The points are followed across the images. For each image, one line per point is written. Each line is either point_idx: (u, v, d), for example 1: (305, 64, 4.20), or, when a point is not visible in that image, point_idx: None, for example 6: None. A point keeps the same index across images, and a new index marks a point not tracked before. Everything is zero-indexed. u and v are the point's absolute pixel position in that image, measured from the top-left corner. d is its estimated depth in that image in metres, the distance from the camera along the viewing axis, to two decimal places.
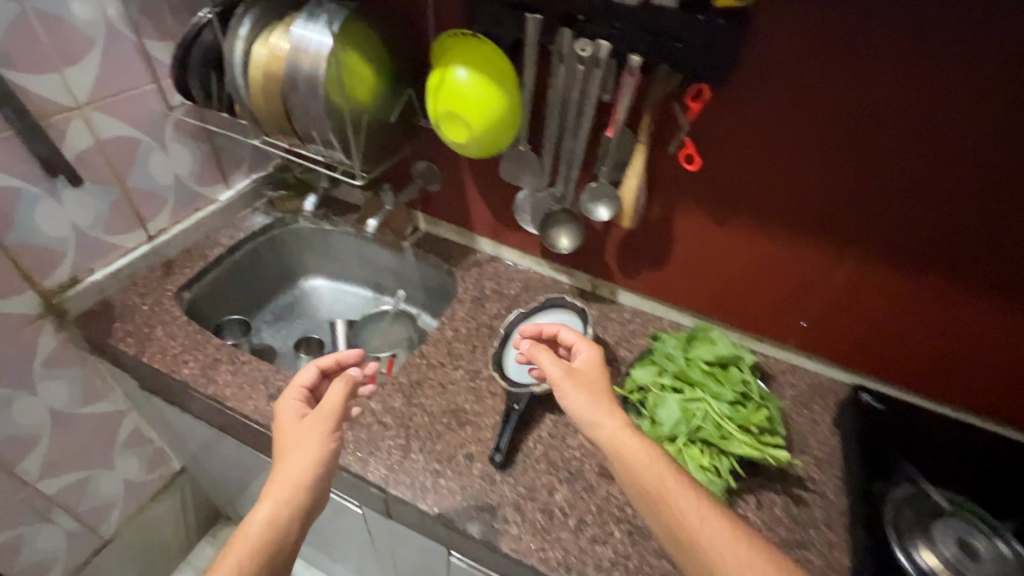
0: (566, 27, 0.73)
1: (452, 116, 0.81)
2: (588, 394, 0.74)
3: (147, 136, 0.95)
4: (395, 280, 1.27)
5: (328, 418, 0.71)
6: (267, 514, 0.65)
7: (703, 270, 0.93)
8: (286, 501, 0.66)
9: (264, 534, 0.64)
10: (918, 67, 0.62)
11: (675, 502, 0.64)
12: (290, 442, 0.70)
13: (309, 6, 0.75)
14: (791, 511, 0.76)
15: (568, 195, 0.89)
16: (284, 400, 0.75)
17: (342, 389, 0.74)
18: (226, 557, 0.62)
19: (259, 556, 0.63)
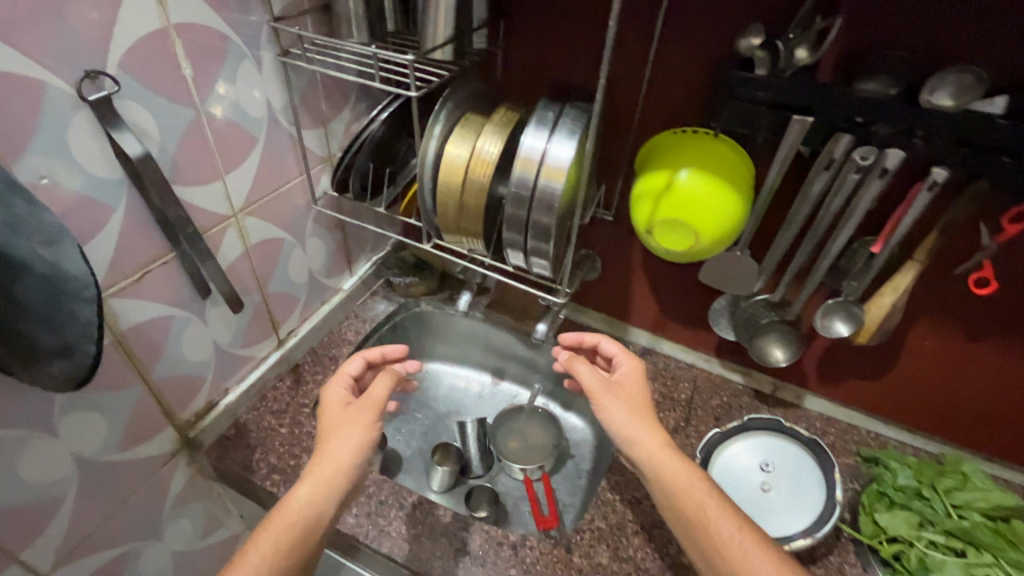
0: (844, 132, 0.61)
1: (674, 224, 0.69)
2: (633, 401, 0.70)
3: (290, 234, 0.82)
4: (521, 368, 1.12)
5: (372, 411, 0.67)
6: (308, 496, 0.61)
7: (932, 383, 0.79)
8: (328, 487, 0.61)
9: (302, 517, 0.60)
10: None
11: (714, 529, 0.59)
12: (329, 429, 0.66)
13: (544, 110, 0.62)
14: None
15: (790, 306, 0.77)
16: (328, 391, 0.71)
17: (388, 379, 0.70)
18: (264, 530, 0.58)
19: (295, 543, 0.58)
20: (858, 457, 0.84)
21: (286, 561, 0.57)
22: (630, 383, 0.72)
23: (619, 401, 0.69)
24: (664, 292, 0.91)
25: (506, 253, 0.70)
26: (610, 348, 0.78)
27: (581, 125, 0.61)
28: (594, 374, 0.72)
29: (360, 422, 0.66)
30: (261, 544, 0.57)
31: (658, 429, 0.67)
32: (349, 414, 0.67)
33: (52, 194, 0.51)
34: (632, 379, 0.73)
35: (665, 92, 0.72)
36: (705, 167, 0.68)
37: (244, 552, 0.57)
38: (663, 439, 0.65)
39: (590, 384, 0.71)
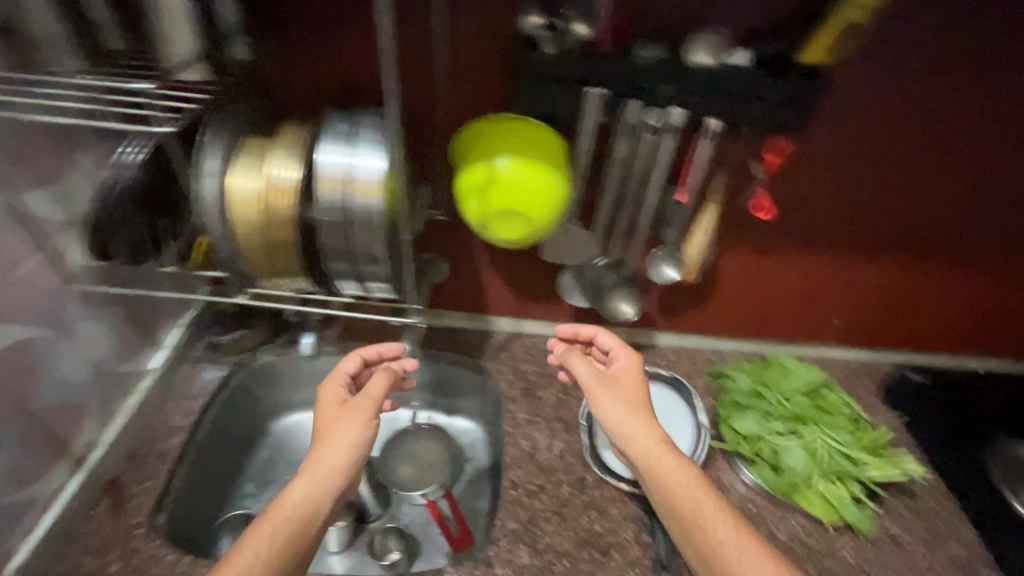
0: (633, 98, 0.65)
1: (508, 212, 0.68)
2: (631, 397, 0.69)
3: (45, 329, 0.64)
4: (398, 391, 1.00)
5: (370, 406, 0.65)
6: (304, 491, 0.59)
7: (749, 294, 0.90)
8: (325, 483, 0.60)
9: (297, 514, 0.57)
10: (964, 82, 0.66)
11: (712, 534, 0.59)
12: (325, 427, 0.64)
13: (337, 122, 0.55)
14: (909, 504, 0.79)
15: (625, 264, 0.82)
16: (325, 389, 0.69)
17: (386, 379, 0.69)
18: (259, 524, 0.56)
19: (291, 539, 0.55)
20: (710, 375, 0.93)
21: (281, 560, 0.54)
22: (625, 377, 0.72)
23: (615, 398, 0.69)
24: (514, 276, 0.91)
25: (338, 284, 0.63)
26: (608, 342, 0.77)
27: (383, 131, 0.55)
28: (589, 369, 0.72)
29: (356, 420, 0.64)
30: (257, 536, 0.55)
31: (656, 426, 0.67)
32: (347, 411, 0.65)
33: None
34: (630, 372, 0.72)
35: (463, 81, 0.69)
36: (521, 150, 0.67)
37: (235, 549, 0.53)
38: (663, 439, 0.65)
39: (587, 378, 0.71)
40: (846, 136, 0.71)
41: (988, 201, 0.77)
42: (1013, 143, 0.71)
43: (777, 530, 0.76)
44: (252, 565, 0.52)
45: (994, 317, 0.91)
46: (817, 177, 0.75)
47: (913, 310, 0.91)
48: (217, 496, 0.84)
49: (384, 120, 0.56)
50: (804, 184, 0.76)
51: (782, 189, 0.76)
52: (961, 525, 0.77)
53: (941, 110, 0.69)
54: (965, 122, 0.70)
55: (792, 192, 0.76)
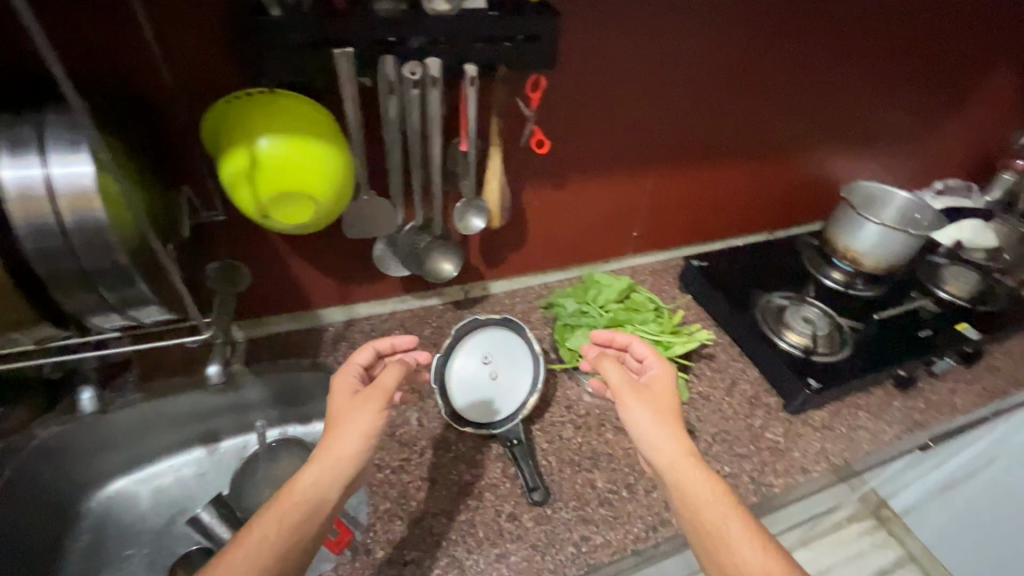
0: (386, 53, 0.62)
1: (283, 197, 0.63)
2: (665, 408, 0.67)
3: None
4: (235, 418, 0.90)
5: (380, 397, 0.63)
6: (313, 479, 0.58)
7: (555, 226, 0.98)
8: (333, 473, 0.59)
9: (308, 500, 0.57)
10: (668, 7, 0.77)
11: (735, 549, 0.57)
12: (337, 417, 0.63)
13: (10, 129, 0.45)
14: (711, 366, 0.96)
15: (433, 224, 0.83)
16: (339, 379, 0.68)
17: (397, 370, 0.67)
18: (270, 508, 0.56)
19: (301, 524, 0.56)
20: (542, 307, 1.00)
21: (290, 544, 0.54)
22: (657, 387, 0.69)
23: (646, 406, 0.67)
24: (327, 262, 0.86)
25: (90, 321, 0.53)
26: (642, 350, 0.74)
27: (82, 131, 0.45)
28: (622, 375, 0.69)
29: (368, 409, 0.62)
30: (265, 521, 0.55)
31: (688, 441, 0.65)
32: (357, 401, 0.63)
33: None
34: (663, 383, 0.70)
35: (191, 60, 0.61)
36: (278, 127, 0.61)
37: (248, 528, 0.55)
38: (696, 453, 0.63)
39: (620, 384, 0.69)
40: (591, 65, 0.79)
41: (716, 105, 0.92)
42: (717, 56, 0.86)
43: (619, 423, 0.87)
44: (255, 551, 0.53)
45: (742, 201, 1.12)
46: (579, 106, 0.82)
47: (687, 208, 1.07)
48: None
49: (77, 117, 0.46)
50: (569, 117, 0.83)
51: (554, 124, 0.82)
52: (748, 370, 0.96)
53: (660, 31, 0.79)
54: (678, 40, 0.81)
55: (561, 125, 0.83)
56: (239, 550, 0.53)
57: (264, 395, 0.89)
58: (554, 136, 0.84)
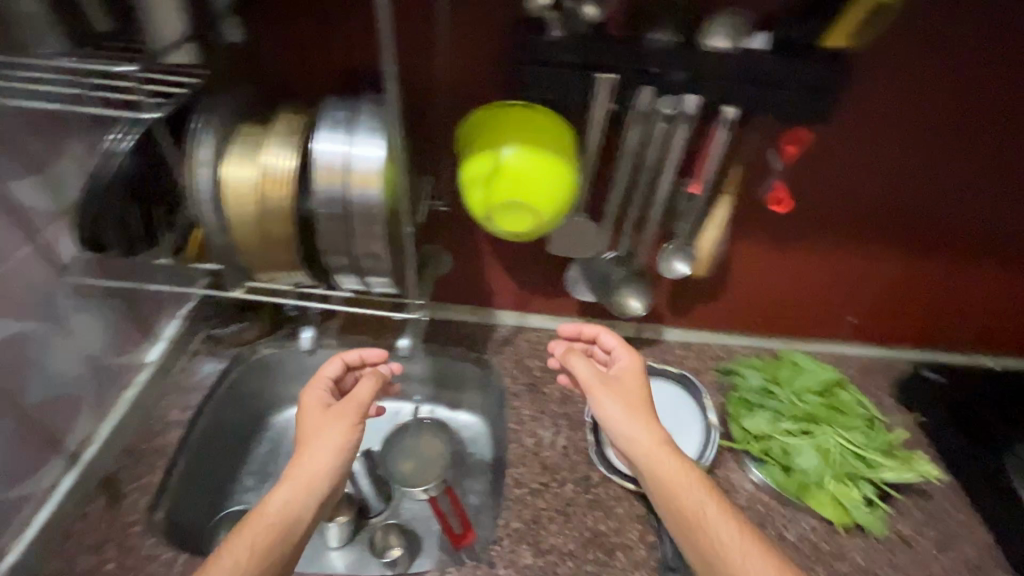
0: (646, 84, 0.61)
1: (513, 206, 0.66)
2: (635, 398, 0.67)
3: (37, 322, 0.62)
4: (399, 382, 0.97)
5: (355, 411, 0.65)
6: (286, 498, 0.58)
7: (759, 288, 0.88)
8: (308, 488, 0.60)
9: (281, 517, 0.57)
10: (990, 69, 0.63)
11: (713, 530, 0.57)
12: (309, 433, 0.64)
13: (334, 110, 0.52)
14: (921, 505, 0.77)
15: (635, 257, 0.80)
16: (308, 394, 0.69)
17: (373, 384, 0.69)
18: (242, 529, 0.55)
19: (273, 545, 0.55)
20: (718, 371, 0.91)
21: (265, 563, 0.54)
22: (627, 378, 0.69)
23: (617, 399, 0.67)
24: (518, 269, 0.88)
25: (337, 279, 0.60)
26: (608, 340, 0.75)
27: (383, 118, 0.52)
28: (589, 370, 0.70)
29: (340, 423, 0.64)
30: (235, 546, 0.54)
31: (657, 427, 0.65)
32: (329, 416, 0.65)
33: None
34: (630, 371, 0.70)
35: (466, 67, 0.66)
36: (527, 141, 0.64)
37: (216, 556, 0.53)
38: (663, 437, 0.63)
39: (586, 379, 0.69)
40: (865, 123, 0.68)
41: (1012, 192, 0.73)
42: None
43: (785, 531, 0.74)
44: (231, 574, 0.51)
45: (1014, 313, 0.88)
46: (833, 166, 0.72)
47: (932, 306, 0.88)
48: (216, 488, 0.84)
49: (385, 108, 0.53)
50: (819, 175, 0.73)
51: (796, 180, 0.73)
52: (976, 529, 0.76)
53: (969, 95, 0.65)
54: (991, 108, 0.66)
55: (811, 186, 0.74)
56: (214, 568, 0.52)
57: (424, 371, 0.95)
58: (794, 193, 0.74)
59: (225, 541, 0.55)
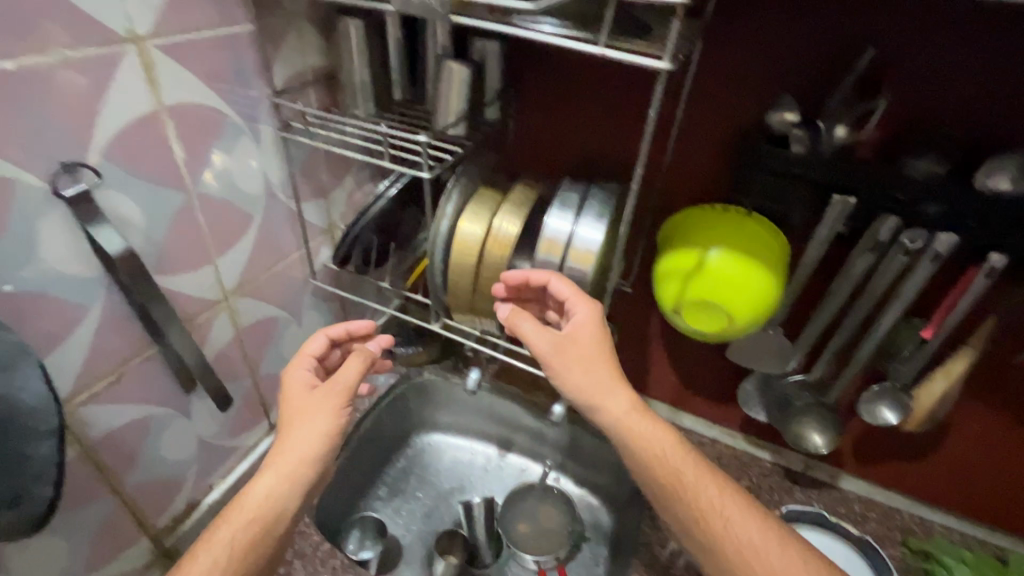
0: (892, 213, 0.56)
1: (707, 306, 0.64)
2: (590, 370, 0.55)
3: (286, 311, 0.76)
4: (533, 441, 0.98)
5: (340, 396, 0.61)
6: (266, 490, 0.56)
7: (987, 467, 0.71)
8: (290, 481, 0.56)
9: (261, 512, 0.55)
10: None
11: (694, 493, 0.53)
12: (292, 416, 0.60)
13: (565, 190, 0.57)
14: None
15: (829, 389, 0.71)
16: (290, 373, 0.63)
17: (360, 363, 0.63)
18: (218, 526, 0.54)
19: (255, 539, 0.54)
20: (908, 548, 0.75)
21: (244, 562, 0.53)
22: (590, 342, 0.55)
23: (579, 371, 0.55)
24: (685, 366, 0.84)
25: None
26: (557, 290, 0.55)
27: (610, 206, 0.55)
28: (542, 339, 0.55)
29: (326, 410, 0.60)
30: (211, 542, 0.53)
31: (618, 390, 0.55)
32: (310, 402, 0.60)
33: (8, 306, 0.43)
34: (584, 329, 0.55)
35: (688, 164, 0.67)
36: (737, 246, 0.62)
37: (194, 553, 0.52)
38: (633, 399, 0.55)
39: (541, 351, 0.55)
40: None
41: None
42: None
43: None
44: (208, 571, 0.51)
45: None
46: None
47: None
48: (358, 489, 0.91)
49: (612, 196, 0.56)
50: None
51: None
52: None
53: None
54: None
55: None
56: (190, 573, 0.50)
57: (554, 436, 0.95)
58: None
59: (201, 538, 0.53)
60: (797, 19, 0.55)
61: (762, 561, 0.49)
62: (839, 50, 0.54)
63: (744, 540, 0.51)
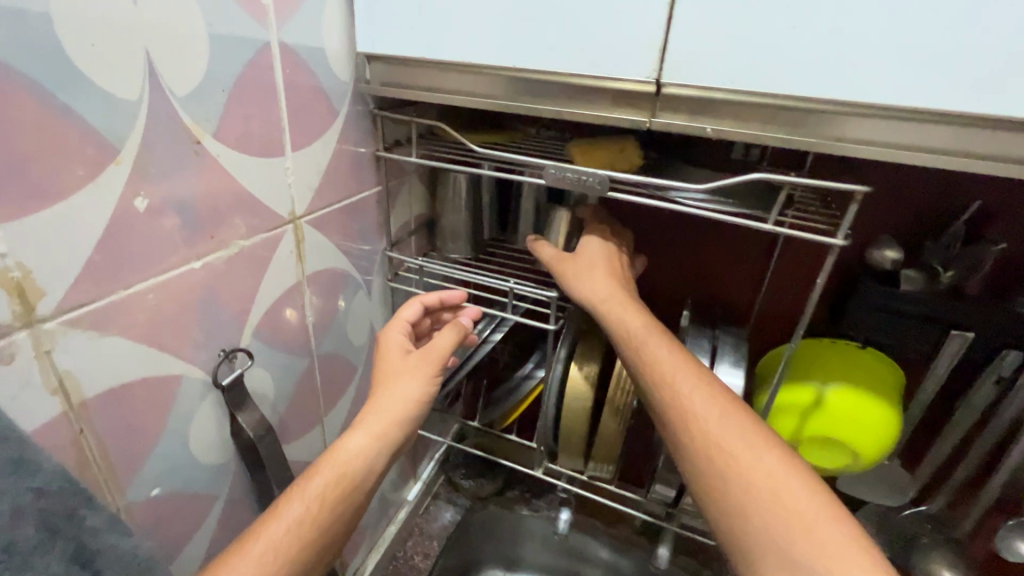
0: (1014, 347, 0.56)
1: (838, 445, 0.61)
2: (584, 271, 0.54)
3: None
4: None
5: (434, 365, 0.49)
6: (361, 446, 0.44)
7: None
8: (387, 442, 0.46)
9: (354, 471, 0.44)
10: None
11: (682, 394, 0.45)
12: (383, 377, 0.49)
13: (690, 336, 0.57)
14: None
15: (956, 524, 0.67)
16: (386, 340, 0.52)
17: (455, 335, 0.52)
18: (310, 478, 0.42)
19: (341, 499, 0.42)
20: None
21: (332, 520, 0.41)
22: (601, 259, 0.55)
23: (578, 273, 0.54)
24: None
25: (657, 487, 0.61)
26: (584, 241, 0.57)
27: (743, 353, 0.55)
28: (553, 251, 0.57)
29: (419, 374, 0.49)
30: (306, 493, 0.41)
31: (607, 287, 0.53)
32: (408, 366, 0.49)
33: (152, 513, 0.39)
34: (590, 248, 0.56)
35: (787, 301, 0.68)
36: (863, 381, 0.62)
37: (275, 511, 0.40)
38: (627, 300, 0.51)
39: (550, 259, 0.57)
40: None
41: None
42: None
43: None
44: (298, 527, 0.39)
45: None
46: None
47: None
48: None
49: (740, 342, 0.56)
50: None
51: None
52: None
53: None
54: None
55: None
56: (280, 520, 0.39)
57: (628, 567, 0.83)
58: None
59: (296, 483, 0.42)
60: (891, 180, 0.59)
61: (731, 457, 0.41)
62: (938, 201, 0.58)
63: (699, 417, 0.43)
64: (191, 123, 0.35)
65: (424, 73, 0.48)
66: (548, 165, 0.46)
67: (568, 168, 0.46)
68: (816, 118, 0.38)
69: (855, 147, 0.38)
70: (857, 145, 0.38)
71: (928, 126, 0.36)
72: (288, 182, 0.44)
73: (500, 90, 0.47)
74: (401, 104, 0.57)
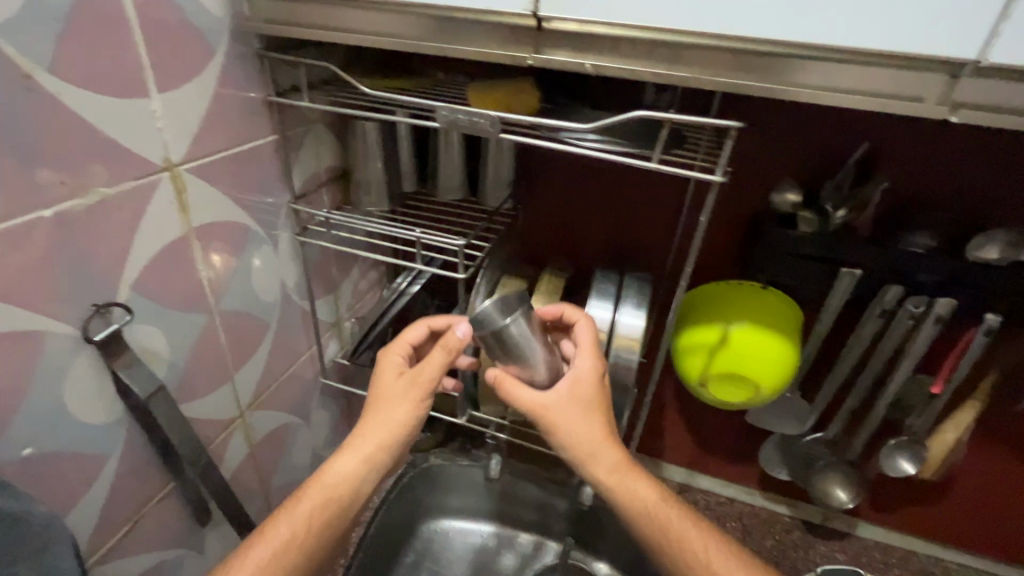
0: (895, 282, 0.59)
1: (742, 381, 0.65)
2: (585, 435, 0.47)
3: (296, 416, 0.70)
4: (541, 514, 0.89)
5: (421, 388, 0.50)
6: (344, 470, 0.48)
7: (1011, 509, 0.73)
8: (371, 465, 0.48)
9: (340, 495, 0.48)
10: None
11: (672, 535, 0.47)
12: (372, 397, 0.51)
13: (599, 281, 0.59)
14: None
15: (847, 446, 0.73)
16: (384, 358, 0.53)
17: (443, 359, 0.51)
18: (297, 501, 0.47)
19: (327, 522, 0.47)
20: None
21: (317, 544, 0.47)
22: (586, 396, 0.48)
23: (567, 424, 0.47)
24: (704, 430, 0.84)
25: None
26: (576, 333, 0.51)
27: (646, 295, 0.57)
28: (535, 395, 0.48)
29: (407, 400, 0.50)
30: (295, 513, 0.46)
31: (608, 451, 0.47)
32: (399, 390, 0.50)
33: (27, 472, 0.37)
34: (587, 385, 0.48)
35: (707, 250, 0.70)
36: (763, 319, 0.65)
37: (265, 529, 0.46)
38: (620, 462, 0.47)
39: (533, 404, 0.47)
40: None
41: None
42: None
43: None
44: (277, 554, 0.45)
45: None
46: None
47: None
48: None
49: (644, 284, 0.58)
50: None
51: None
52: None
53: None
54: None
55: None
56: (269, 543, 0.45)
57: (562, 506, 0.87)
58: None
59: (286, 504, 0.48)
60: (794, 124, 0.61)
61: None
62: (834, 144, 0.60)
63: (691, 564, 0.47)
64: (16, 55, 0.32)
65: (307, 11, 0.46)
66: (440, 106, 0.45)
67: (460, 110, 0.45)
68: (786, 62, 0.37)
69: (807, 94, 0.38)
70: (742, 75, 0.38)
71: (799, 61, 0.37)
72: (158, 127, 0.41)
73: (387, 27, 0.44)
74: (295, 46, 0.54)
